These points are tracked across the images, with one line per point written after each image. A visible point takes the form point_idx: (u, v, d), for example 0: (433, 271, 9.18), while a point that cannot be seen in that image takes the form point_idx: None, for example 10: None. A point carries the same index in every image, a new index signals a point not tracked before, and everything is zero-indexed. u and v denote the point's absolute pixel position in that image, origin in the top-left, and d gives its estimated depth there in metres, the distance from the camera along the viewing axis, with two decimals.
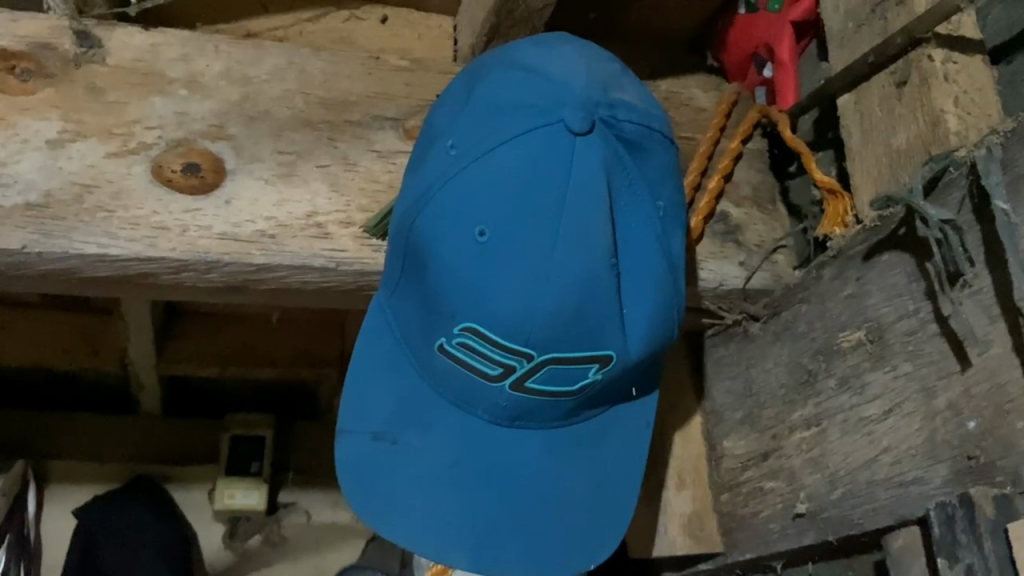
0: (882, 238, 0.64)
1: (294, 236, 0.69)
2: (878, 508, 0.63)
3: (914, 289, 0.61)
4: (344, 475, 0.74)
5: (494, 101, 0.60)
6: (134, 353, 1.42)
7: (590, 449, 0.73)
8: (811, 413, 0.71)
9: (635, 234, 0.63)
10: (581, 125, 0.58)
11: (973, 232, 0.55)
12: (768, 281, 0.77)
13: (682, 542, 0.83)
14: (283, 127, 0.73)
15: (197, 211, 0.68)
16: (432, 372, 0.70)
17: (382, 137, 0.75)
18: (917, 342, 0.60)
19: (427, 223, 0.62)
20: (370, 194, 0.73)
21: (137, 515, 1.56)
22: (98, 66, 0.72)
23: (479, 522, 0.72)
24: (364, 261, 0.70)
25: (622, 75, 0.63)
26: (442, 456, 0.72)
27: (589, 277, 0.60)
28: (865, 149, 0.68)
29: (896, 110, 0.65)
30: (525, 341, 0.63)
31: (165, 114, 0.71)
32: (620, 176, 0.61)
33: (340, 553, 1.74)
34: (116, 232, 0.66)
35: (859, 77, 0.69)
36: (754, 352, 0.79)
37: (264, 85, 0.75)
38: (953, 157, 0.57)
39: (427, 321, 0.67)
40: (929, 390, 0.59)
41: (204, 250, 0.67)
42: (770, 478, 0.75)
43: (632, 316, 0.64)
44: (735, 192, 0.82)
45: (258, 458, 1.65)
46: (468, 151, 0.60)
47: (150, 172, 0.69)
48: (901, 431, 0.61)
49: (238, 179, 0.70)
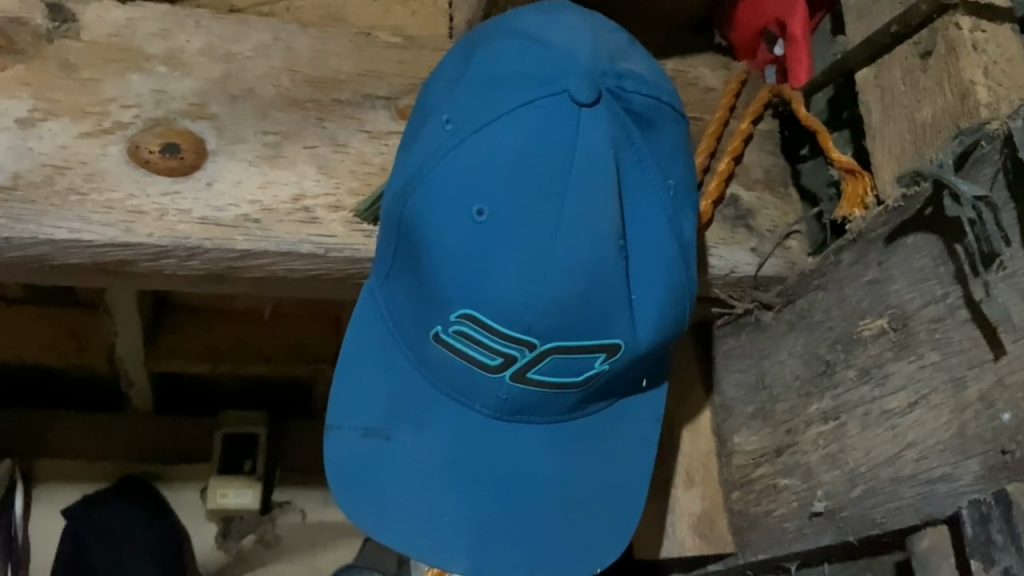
0: (906, 219, 0.60)
1: (280, 220, 0.65)
2: (903, 507, 0.59)
3: (942, 272, 0.57)
4: (334, 475, 0.69)
5: (493, 71, 0.56)
6: (121, 346, 1.38)
7: (596, 445, 0.69)
8: (829, 407, 0.67)
9: (644, 216, 0.59)
10: (586, 95, 0.54)
11: (1008, 210, 0.51)
12: (781, 268, 0.73)
13: (692, 543, 0.79)
14: (269, 106, 0.69)
15: (176, 194, 0.64)
16: (428, 363, 0.66)
17: (374, 117, 0.71)
18: (945, 330, 0.56)
19: (422, 203, 0.58)
20: (361, 177, 0.69)
21: (122, 514, 1.53)
22: (73, 41, 0.68)
23: (478, 521, 0.68)
24: (355, 247, 0.66)
25: (628, 45, 0.59)
26: (439, 452, 0.68)
27: (596, 260, 0.56)
28: (887, 125, 0.64)
29: (919, 83, 0.61)
30: (526, 329, 0.59)
31: (142, 92, 0.67)
32: (627, 153, 0.57)
33: (336, 550, 1.71)
34: (90, 216, 0.62)
35: (879, 49, 0.65)
36: (767, 342, 0.75)
37: (248, 62, 0.70)
38: (984, 130, 0.53)
39: (422, 310, 0.63)
40: (959, 380, 0.55)
41: (183, 235, 0.63)
42: (784, 475, 0.71)
43: (640, 302, 0.60)
44: (746, 174, 0.77)
45: (250, 455, 1.61)
46: (465, 124, 0.56)
47: (126, 153, 0.65)
48: (928, 425, 0.57)
49: (221, 161, 0.66)
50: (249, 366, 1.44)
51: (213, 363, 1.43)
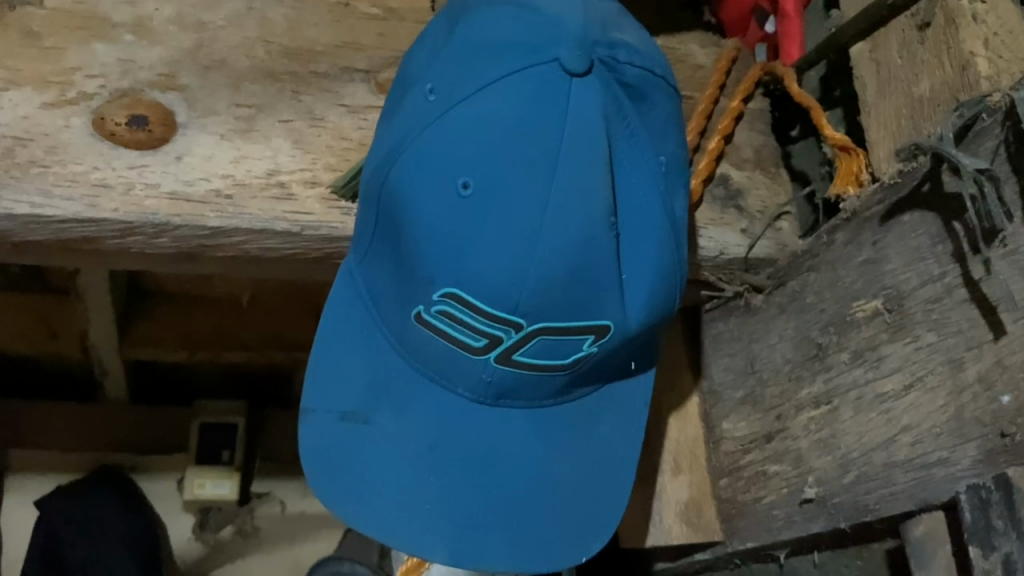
0: (904, 196, 0.58)
1: (254, 196, 0.62)
2: (897, 493, 0.57)
3: (939, 251, 0.55)
4: (310, 459, 0.67)
5: (479, 39, 0.54)
6: (93, 332, 1.33)
7: (583, 431, 0.67)
8: (820, 391, 0.65)
9: (636, 192, 0.57)
10: (577, 64, 0.51)
11: (1011, 183, 0.49)
12: (772, 250, 0.71)
13: (680, 531, 0.78)
14: (241, 78, 0.66)
15: (143, 167, 0.62)
16: (410, 345, 0.64)
17: (352, 91, 0.68)
18: (942, 310, 0.54)
19: (404, 176, 0.55)
20: (339, 152, 0.65)
21: (104, 504, 1.51)
22: (35, 8, 0.65)
23: (460, 511, 0.66)
24: (332, 225, 0.63)
25: (620, 15, 0.57)
26: (420, 438, 0.66)
27: (585, 236, 0.54)
28: (883, 100, 0.62)
29: (918, 56, 0.59)
30: (513, 308, 0.56)
31: (107, 60, 0.64)
32: (619, 127, 0.55)
33: (315, 543, 1.69)
34: (52, 189, 0.59)
35: (875, 22, 0.63)
36: (757, 326, 0.73)
37: (219, 32, 0.67)
38: (984, 102, 0.51)
39: (404, 288, 0.61)
40: (956, 362, 0.53)
41: (151, 211, 0.60)
42: (774, 461, 0.69)
43: (631, 281, 0.58)
44: (736, 153, 0.74)
45: (229, 446, 1.58)
46: (449, 94, 0.53)
47: (91, 124, 0.62)
48: (923, 408, 0.56)
49: (191, 134, 0.63)
50: (224, 353, 1.41)
51: (191, 350, 1.39)
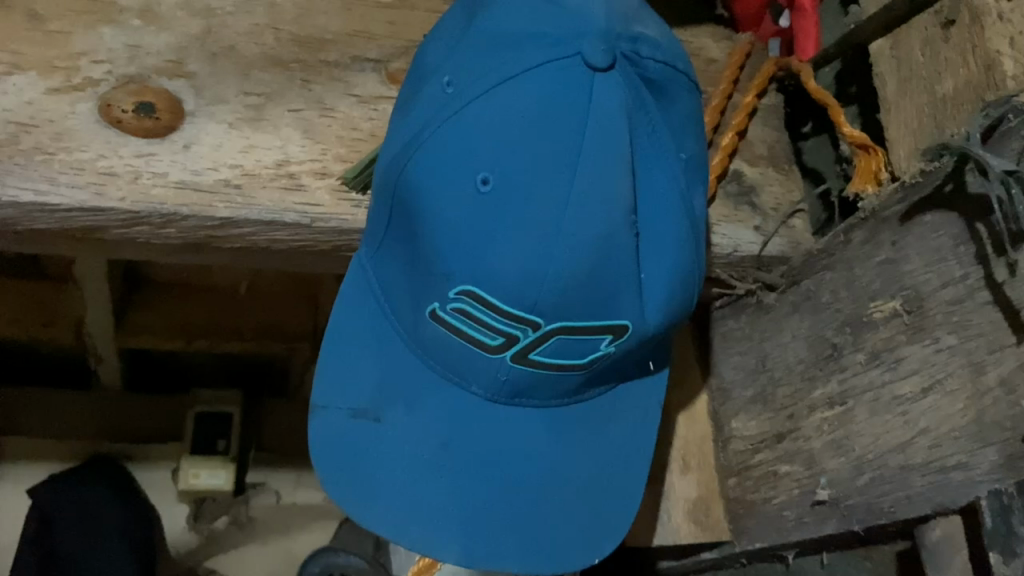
0: (925, 195, 0.57)
1: (263, 186, 0.61)
2: (913, 496, 0.57)
3: (961, 252, 0.54)
4: (320, 456, 0.66)
5: (499, 31, 0.52)
6: (90, 321, 1.31)
7: (596, 430, 0.66)
8: (834, 392, 0.64)
9: (657, 190, 0.56)
10: (600, 58, 0.50)
11: None
12: (785, 248, 0.70)
13: (687, 531, 0.78)
14: (251, 65, 0.65)
15: (151, 156, 0.60)
16: (422, 341, 0.63)
17: (362, 80, 0.66)
18: (964, 312, 0.54)
19: (421, 171, 0.54)
20: (348, 143, 0.64)
21: (99, 494, 1.49)
22: None
23: (472, 511, 0.65)
24: (341, 217, 0.62)
25: (642, 8, 0.56)
26: (431, 436, 0.65)
27: (606, 234, 0.53)
28: (903, 98, 0.61)
29: (941, 53, 0.58)
30: (531, 307, 0.55)
31: (114, 46, 0.63)
32: (641, 123, 0.54)
33: (310, 534, 1.69)
34: (58, 177, 0.58)
35: (897, 18, 0.62)
36: (768, 325, 0.72)
37: (228, 18, 0.66)
38: (1012, 102, 0.51)
39: (418, 284, 0.60)
40: (978, 365, 0.53)
41: (159, 201, 0.59)
42: (786, 461, 0.69)
43: (650, 280, 0.57)
44: (750, 150, 0.73)
45: (224, 435, 1.55)
46: (468, 87, 0.52)
47: (97, 111, 0.60)
48: (943, 411, 0.55)
49: (199, 122, 0.62)
50: (222, 344, 1.41)
51: (188, 339, 1.38)
